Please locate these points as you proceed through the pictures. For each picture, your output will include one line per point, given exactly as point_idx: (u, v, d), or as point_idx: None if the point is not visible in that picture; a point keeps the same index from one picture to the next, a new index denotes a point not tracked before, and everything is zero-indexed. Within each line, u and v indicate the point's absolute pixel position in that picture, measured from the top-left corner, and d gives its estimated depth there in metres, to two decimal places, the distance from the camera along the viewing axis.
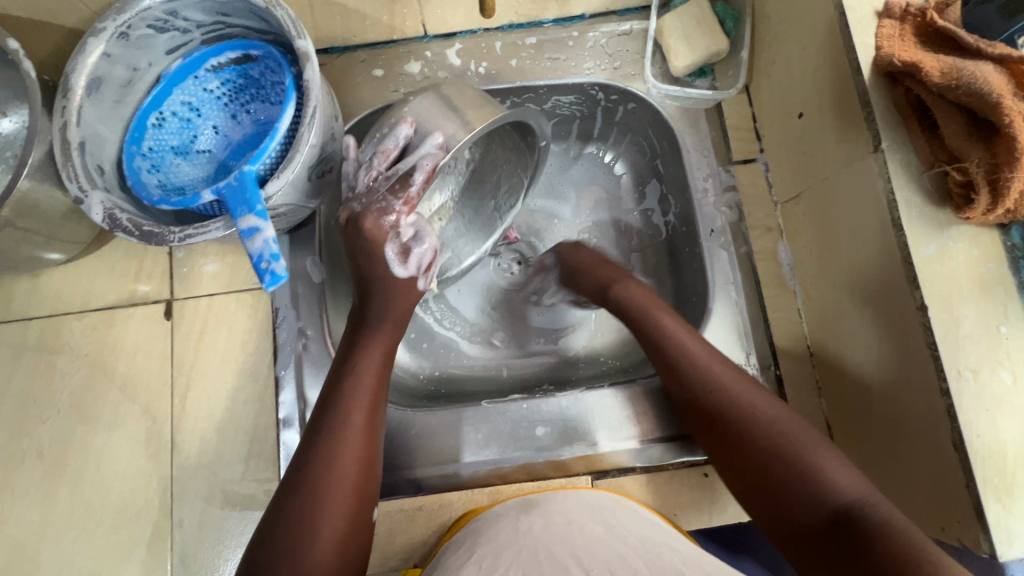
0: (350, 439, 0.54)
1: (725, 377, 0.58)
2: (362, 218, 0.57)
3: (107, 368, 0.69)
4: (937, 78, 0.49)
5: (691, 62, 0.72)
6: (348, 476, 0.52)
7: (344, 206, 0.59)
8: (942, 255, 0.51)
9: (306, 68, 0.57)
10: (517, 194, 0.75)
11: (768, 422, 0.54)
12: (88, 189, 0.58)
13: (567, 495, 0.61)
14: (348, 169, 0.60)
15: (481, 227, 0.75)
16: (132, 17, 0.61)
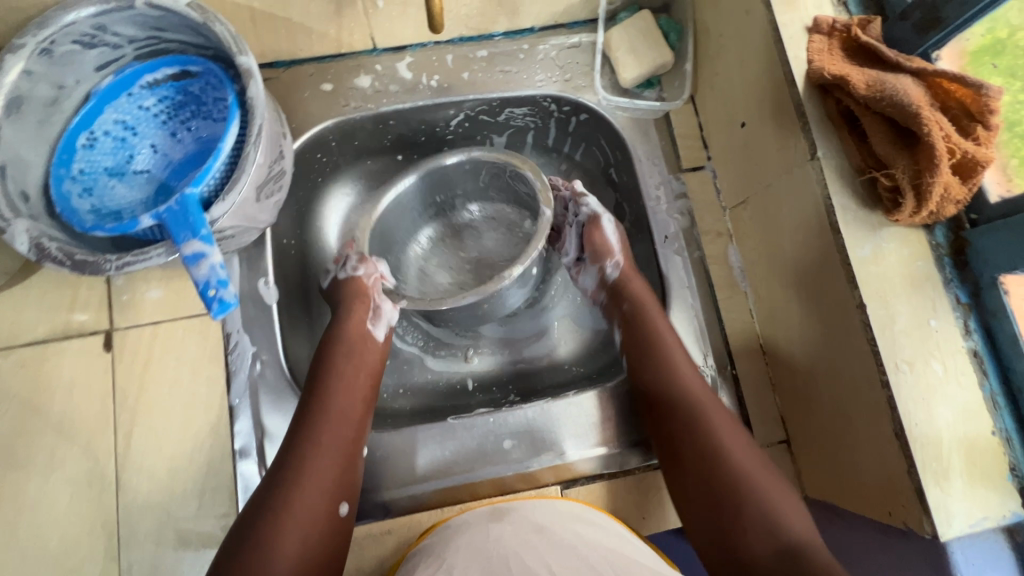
0: (331, 420, 0.61)
1: (678, 355, 0.66)
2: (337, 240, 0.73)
3: (40, 408, 0.65)
4: (864, 91, 0.52)
5: (638, 73, 0.74)
6: (331, 455, 0.59)
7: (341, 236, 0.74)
8: (876, 256, 0.54)
9: (250, 86, 0.55)
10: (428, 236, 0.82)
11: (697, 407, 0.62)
12: (11, 217, 0.54)
13: (540, 503, 0.62)
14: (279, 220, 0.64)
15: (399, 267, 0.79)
16: (54, 32, 0.57)
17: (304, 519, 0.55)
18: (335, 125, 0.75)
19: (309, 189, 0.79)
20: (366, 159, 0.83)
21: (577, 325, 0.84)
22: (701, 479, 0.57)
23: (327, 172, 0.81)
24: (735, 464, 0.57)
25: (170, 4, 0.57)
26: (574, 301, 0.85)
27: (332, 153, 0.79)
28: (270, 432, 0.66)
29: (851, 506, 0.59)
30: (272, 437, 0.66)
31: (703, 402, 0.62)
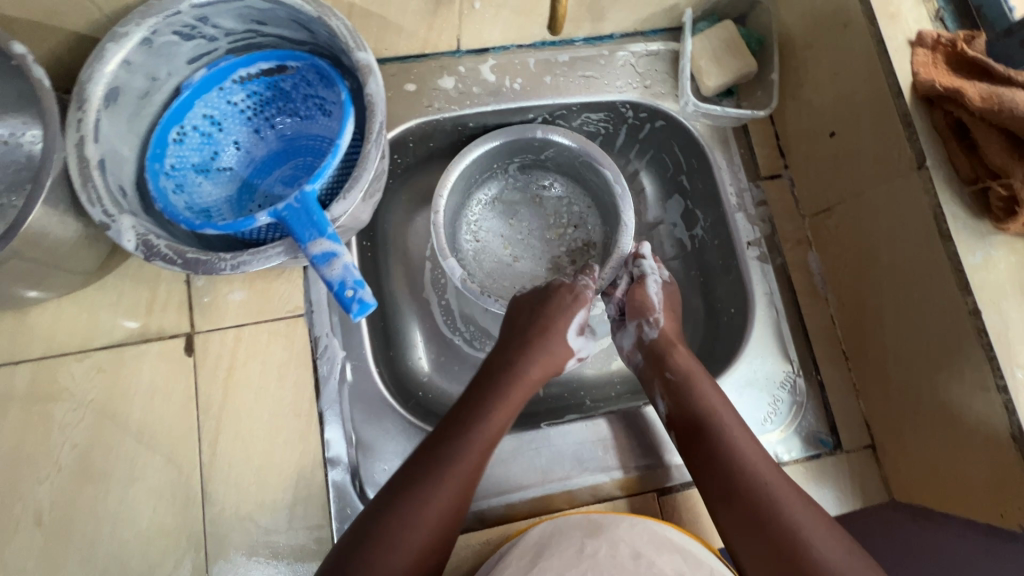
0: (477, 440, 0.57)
1: (714, 395, 0.62)
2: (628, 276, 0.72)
3: (118, 416, 0.61)
4: (979, 103, 0.54)
5: (721, 82, 0.75)
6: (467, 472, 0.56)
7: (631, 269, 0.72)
8: (987, 264, 0.55)
9: (369, 82, 0.54)
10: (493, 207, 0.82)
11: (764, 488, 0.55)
12: (115, 213, 0.51)
13: (632, 521, 0.58)
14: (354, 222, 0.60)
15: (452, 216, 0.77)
16: (159, 22, 0.55)
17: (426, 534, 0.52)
18: (413, 127, 0.74)
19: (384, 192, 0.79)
20: (437, 162, 0.82)
21: None
22: (753, 524, 0.53)
23: (400, 174, 0.80)
24: (788, 519, 0.52)
25: None
26: None
27: (408, 155, 0.78)
28: (362, 440, 0.64)
29: (956, 511, 0.60)
30: (366, 446, 0.64)
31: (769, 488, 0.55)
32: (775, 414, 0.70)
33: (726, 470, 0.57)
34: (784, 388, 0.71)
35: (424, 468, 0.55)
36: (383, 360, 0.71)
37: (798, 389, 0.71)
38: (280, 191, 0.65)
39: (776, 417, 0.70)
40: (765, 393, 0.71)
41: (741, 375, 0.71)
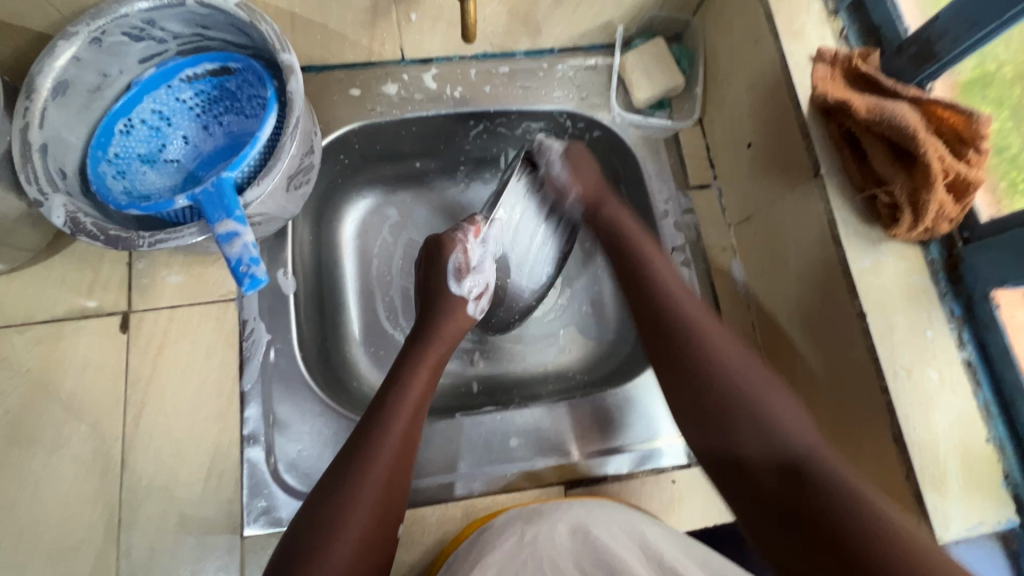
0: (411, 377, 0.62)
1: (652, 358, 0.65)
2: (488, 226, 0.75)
3: (50, 386, 0.65)
4: (865, 114, 0.56)
5: (650, 95, 0.79)
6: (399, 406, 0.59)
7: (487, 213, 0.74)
8: (875, 268, 0.57)
9: (291, 81, 0.59)
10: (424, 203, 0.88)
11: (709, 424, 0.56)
12: (49, 192, 0.56)
13: (570, 504, 0.59)
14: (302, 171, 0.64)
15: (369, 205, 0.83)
16: (107, 23, 0.60)
17: (389, 463, 0.55)
18: (356, 129, 0.79)
19: (329, 190, 0.83)
20: (385, 163, 0.86)
21: (584, 334, 0.86)
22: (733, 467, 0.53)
23: (347, 172, 0.84)
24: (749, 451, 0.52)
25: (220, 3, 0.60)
26: (579, 310, 0.87)
27: (354, 156, 0.83)
28: (279, 420, 0.67)
29: None
30: (283, 426, 0.66)
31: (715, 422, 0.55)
32: None
33: (690, 381, 0.59)
34: None
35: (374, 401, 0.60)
36: (312, 347, 0.74)
37: None
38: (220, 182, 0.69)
39: None
40: None
41: None
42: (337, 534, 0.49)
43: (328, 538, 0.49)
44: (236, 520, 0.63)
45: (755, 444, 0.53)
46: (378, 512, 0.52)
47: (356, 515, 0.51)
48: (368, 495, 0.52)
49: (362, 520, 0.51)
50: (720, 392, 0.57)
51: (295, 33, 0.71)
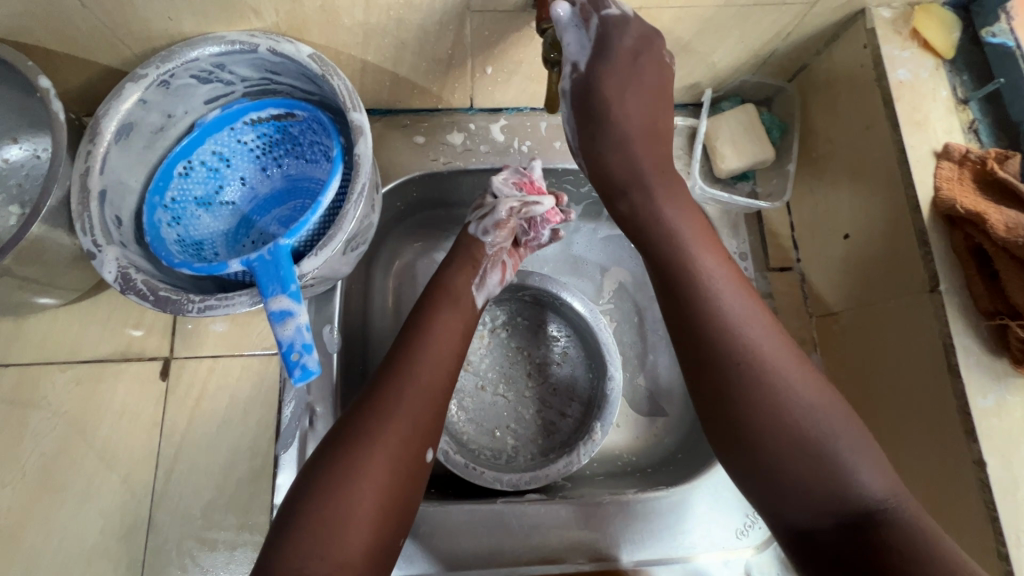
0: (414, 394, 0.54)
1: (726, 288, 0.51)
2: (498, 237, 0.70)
3: (87, 430, 0.63)
4: (1003, 233, 0.49)
5: (736, 166, 0.72)
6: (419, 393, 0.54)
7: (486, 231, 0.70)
8: (999, 408, 0.50)
9: (360, 143, 0.55)
10: None
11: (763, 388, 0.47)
12: (103, 243, 0.54)
13: None
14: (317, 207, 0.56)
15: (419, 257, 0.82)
16: (176, 66, 0.57)
17: (381, 490, 0.48)
18: (413, 178, 0.74)
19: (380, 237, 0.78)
20: (442, 211, 0.82)
21: (634, 409, 0.78)
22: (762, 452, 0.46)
23: (400, 218, 0.79)
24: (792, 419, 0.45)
25: (294, 53, 0.57)
26: (633, 382, 0.80)
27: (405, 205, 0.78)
28: None
29: None
30: None
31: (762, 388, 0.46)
32: (752, 529, 0.65)
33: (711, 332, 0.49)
34: None
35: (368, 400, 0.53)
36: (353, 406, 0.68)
37: None
38: (274, 231, 0.67)
39: (753, 531, 0.65)
40: (744, 503, 0.66)
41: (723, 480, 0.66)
42: (335, 562, 0.44)
43: (325, 565, 0.44)
44: None
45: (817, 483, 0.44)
46: (380, 538, 0.47)
47: (355, 536, 0.46)
48: (365, 523, 0.47)
49: (363, 548, 0.46)
50: (767, 408, 0.46)
51: (365, 79, 0.68)
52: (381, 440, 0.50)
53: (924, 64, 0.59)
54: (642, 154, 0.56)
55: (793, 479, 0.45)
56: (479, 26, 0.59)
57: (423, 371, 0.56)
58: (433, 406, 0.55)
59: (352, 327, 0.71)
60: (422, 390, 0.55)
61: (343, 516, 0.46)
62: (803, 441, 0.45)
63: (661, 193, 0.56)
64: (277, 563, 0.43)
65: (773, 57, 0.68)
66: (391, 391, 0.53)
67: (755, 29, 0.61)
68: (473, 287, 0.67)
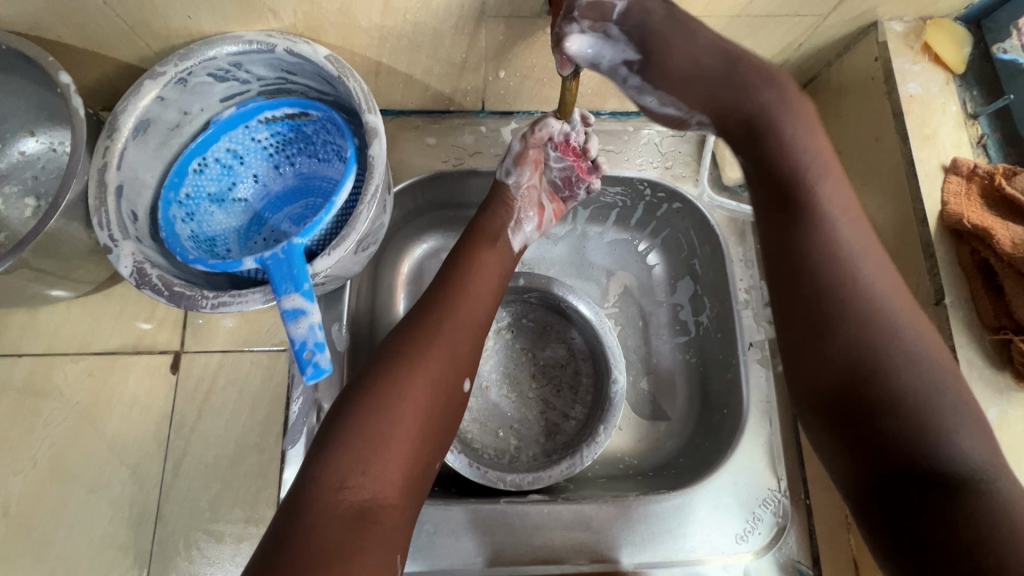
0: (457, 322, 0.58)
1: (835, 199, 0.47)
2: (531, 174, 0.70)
3: (98, 421, 0.64)
4: (1009, 248, 0.50)
5: None
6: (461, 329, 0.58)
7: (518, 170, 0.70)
8: (1001, 422, 0.51)
9: (374, 145, 0.56)
10: None
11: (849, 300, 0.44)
12: (119, 238, 0.55)
13: None
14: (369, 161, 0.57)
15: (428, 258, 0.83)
16: (194, 64, 0.58)
17: (420, 415, 0.51)
18: (423, 179, 0.75)
19: (390, 236, 0.78)
20: (450, 212, 0.82)
21: (636, 412, 0.79)
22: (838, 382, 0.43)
23: (409, 217, 0.79)
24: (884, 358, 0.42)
25: (310, 54, 0.58)
26: (636, 386, 0.80)
27: (412, 208, 0.78)
28: None
29: None
30: None
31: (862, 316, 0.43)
32: (752, 534, 0.66)
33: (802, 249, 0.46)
34: (766, 506, 0.67)
35: (420, 320, 0.57)
36: None
37: (782, 510, 0.67)
38: (285, 229, 0.68)
39: (753, 536, 0.66)
40: (744, 509, 0.67)
41: (725, 485, 0.67)
42: (378, 478, 0.46)
43: (371, 482, 0.46)
44: None
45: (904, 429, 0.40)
46: (417, 463, 0.49)
47: (394, 457, 0.48)
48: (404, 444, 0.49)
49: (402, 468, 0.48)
50: (849, 349, 0.43)
51: (379, 80, 0.68)
52: (422, 368, 0.52)
53: (935, 78, 0.60)
54: (732, 110, 0.52)
55: (883, 429, 0.41)
56: (494, 30, 0.59)
57: (462, 305, 0.59)
58: (470, 341, 0.58)
59: (360, 325, 0.72)
60: (459, 324, 0.58)
61: (386, 435, 0.48)
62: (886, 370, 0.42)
63: (766, 139, 0.50)
64: (322, 474, 0.45)
65: (784, 66, 0.68)
66: (434, 324, 0.56)
67: (767, 39, 0.62)
68: (510, 230, 0.69)
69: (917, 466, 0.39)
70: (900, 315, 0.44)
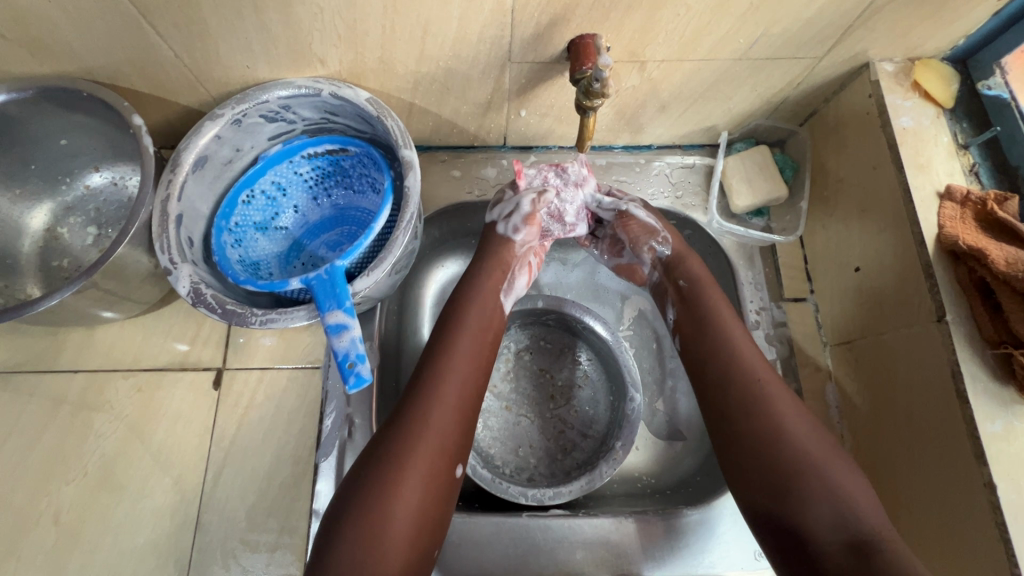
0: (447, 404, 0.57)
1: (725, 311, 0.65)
2: (530, 217, 0.73)
3: (144, 434, 0.68)
4: (1003, 267, 0.53)
5: (750, 202, 0.77)
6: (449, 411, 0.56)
7: (525, 205, 0.72)
8: (1009, 434, 0.53)
9: (409, 176, 0.61)
10: None
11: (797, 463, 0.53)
12: (178, 262, 0.60)
13: None
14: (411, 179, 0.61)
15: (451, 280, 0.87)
16: (249, 107, 0.65)
17: (415, 509, 0.51)
18: (448, 209, 0.80)
19: (417, 261, 0.84)
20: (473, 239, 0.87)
21: (653, 432, 0.81)
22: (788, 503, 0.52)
23: (434, 245, 0.85)
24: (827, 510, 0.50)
25: (353, 97, 0.64)
26: (652, 407, 0.83)
27: (443, 233, 0.84)
28: None
29: None
30: None
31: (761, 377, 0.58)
32: None
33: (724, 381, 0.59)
34: None
35: (409, 402, 0.56)
36: None
37: None
38: (322, 254, 0.74)
39: None
40: None
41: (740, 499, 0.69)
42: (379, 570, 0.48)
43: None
44: None
45: (824, 506, 0.50)
46: (416, 554, 0.51)
47: (393, 548, 0.49)
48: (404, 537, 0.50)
49: (400, 565, 0.49)
50: (773, 460, 0.54)
51: (411, 119, 0.75)
52: (411, 459, 0.52)
53: (926, 112, 0.65)
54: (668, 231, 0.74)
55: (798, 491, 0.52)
56: (518, 74, 0.66)
57: (446, 391, 0.57)
58: (460, 420, 0.57)
59: (388, 344, 0.77)
60: (450, 403, 0.57)
61: (383, 537, 0.49)
62: (834, 516, 0.50)
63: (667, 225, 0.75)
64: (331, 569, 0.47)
65: (785, 103, 0.73)
66: (420, 404, 0.56)
67: (768, 78, 0.67)
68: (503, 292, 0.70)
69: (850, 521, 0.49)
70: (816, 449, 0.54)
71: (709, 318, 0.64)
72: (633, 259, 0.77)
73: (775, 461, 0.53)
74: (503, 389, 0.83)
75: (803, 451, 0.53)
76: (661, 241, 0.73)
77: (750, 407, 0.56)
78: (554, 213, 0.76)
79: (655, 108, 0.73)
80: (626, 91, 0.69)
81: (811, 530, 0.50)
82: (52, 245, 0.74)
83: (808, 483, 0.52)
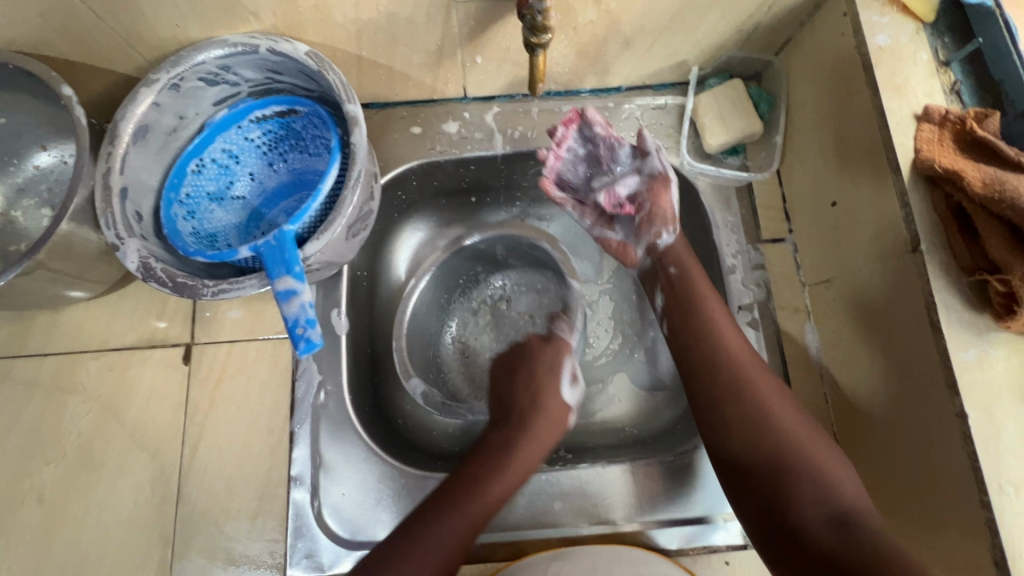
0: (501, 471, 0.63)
1: (714, 302, 0.66)
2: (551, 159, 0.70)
3: (119, 412, 0.68)
4: (980, 189, 0.51)
5: (724, 140, 0.74)
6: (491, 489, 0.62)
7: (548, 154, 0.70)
8: (982, 362, 0.51)
9: (355, 132, 0.59)
10: (481, 221, 0.86)
11: (781, 447, 0.57)
12: (125, 237, 0.58)
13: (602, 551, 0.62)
14: (356, 134, 0.59)
15: (424, 240, 0.85)
16: (185, 70, 0.62)
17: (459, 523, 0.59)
18: (418, 168, 0.78)
19: (386, 226, 0.82)
20: (442, 197, 0.84)
21: (635, 383, 0.81)
22: (777, 486, 0.55)
23: (402, 208, 0.82)
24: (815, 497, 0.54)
25: (291, 51, 0.61)
26: (632, 358, 0.82)
27: (412, 192, 0.82)
28: (325, 462, 0.66)
29: None
30: (328, 469, 0.66)
31: (740, 362, 0.62)
32: None
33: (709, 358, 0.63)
34: None
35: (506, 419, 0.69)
36: (367, 386, 0.74)
37: None
38: (282, 222, 0.72)
39: None
40: None
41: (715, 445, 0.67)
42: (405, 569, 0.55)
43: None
44: (281, 560, 0.64)
45: (813, 495, 0.54)
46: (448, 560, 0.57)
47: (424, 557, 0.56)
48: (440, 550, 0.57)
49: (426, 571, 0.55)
50: (766, 454, 0.57)
51: (362, 74, 0.71)
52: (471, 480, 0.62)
53: (904, 28, 0.60)
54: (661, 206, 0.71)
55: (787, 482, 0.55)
56: (465, 16, 0.61)
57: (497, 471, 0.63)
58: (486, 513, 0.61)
59: (360, 309, 0.76)
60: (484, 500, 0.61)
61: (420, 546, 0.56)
62: (817, 500, 0.53)
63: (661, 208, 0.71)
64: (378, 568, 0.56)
65: (756, 31, 0.69)
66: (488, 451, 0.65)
67: (735, 3, 0.63)
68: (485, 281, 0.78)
69: (835, 499, 0.53)
70: (791, 424, 0.58)
71: (693, 297, 0.67)
72: (626, 238, 0.74)
73: (753, 457, 0.58)
74: (484, 345, 0.83)
75: (787, 435, 0.57)
76: (667, 230, 0.71)
77: (729, 390, 0.61)
78: (585, 163, 0.73)
79: (618, 45, 0.69)
80: (584, 27, 0.64)
81: (805, 511, 0.53)
82: (8, 229, 0.73)
83: (796, 477, 0.55)
